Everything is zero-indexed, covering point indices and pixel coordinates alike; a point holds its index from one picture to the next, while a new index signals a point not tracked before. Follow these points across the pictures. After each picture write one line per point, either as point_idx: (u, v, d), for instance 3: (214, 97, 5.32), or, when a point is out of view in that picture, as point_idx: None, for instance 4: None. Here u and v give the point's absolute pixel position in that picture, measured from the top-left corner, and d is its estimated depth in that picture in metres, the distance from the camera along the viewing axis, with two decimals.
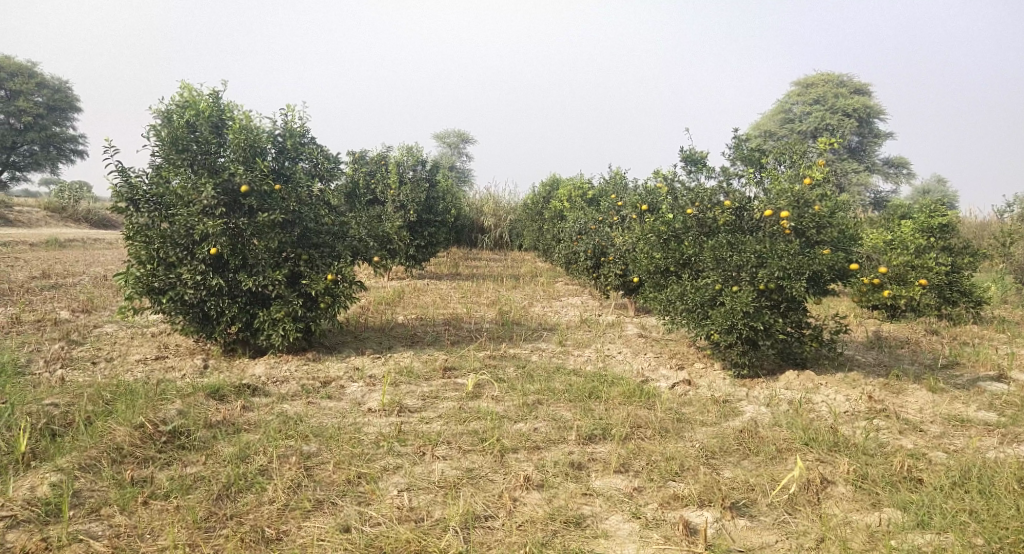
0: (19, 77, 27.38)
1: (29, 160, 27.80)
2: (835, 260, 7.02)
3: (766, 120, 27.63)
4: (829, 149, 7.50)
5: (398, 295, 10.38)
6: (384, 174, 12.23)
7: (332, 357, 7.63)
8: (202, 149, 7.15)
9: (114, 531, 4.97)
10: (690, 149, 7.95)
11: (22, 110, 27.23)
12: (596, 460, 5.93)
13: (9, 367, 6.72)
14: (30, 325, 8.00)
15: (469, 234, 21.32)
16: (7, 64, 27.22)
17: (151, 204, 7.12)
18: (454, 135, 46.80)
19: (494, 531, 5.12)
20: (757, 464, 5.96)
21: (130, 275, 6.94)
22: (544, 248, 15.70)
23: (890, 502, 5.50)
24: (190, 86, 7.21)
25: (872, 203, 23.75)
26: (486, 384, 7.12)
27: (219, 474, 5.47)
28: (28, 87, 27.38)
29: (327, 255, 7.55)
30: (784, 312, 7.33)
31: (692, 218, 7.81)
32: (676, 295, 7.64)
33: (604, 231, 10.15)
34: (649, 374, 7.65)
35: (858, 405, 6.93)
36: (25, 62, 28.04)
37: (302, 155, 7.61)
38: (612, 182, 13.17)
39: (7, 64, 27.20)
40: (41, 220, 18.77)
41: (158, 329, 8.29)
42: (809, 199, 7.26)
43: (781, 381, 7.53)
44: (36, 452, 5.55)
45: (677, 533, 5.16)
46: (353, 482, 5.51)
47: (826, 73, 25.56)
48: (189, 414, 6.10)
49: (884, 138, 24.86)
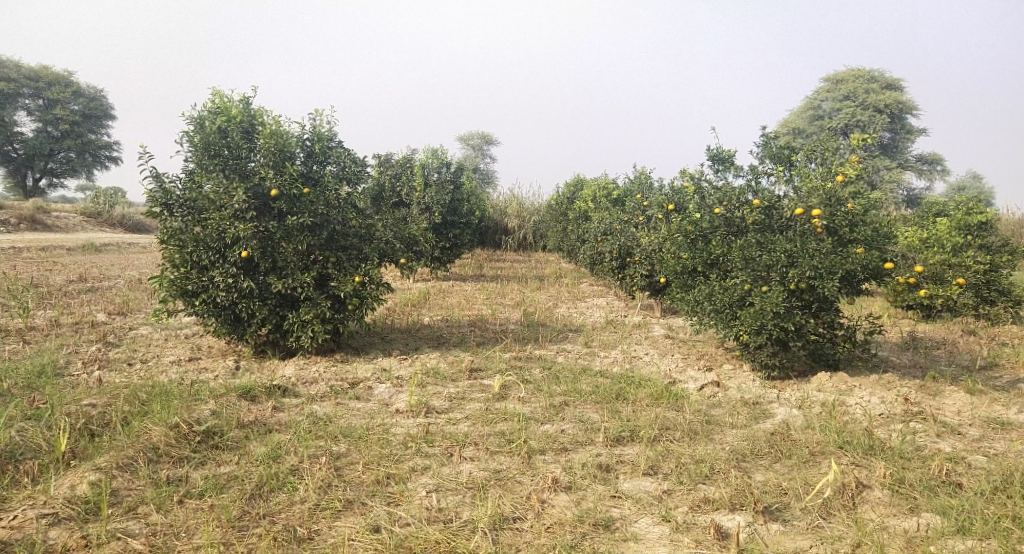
0: (56, 86, 27.92)
1: (66, 167, 28.42)
2: (869, 259, 6.92)
3: (795, 118, 27.30)
4: (861, 146, 7.39)
5: (424, 297, 10.41)
6: (410, 176, 12.29)
7: (360, 359, 7.67)
8: (234, 154, 7.22)
9: (151, 530, 5.03)
10: (717, 148, 7.87)
11: (60, 118, 27.80)
12: (625, 462, 5.91)
13: (49, 369, 6.85)
14: (68, 327, 8.15)
15: (493, 235, 21.38)
16: (46, 73, 27.85)
17: (184, 208, 7.22)
18: (478, 137, 47.07)
19: (523, 534, 5.11)
20: (789, 467, 5.89)
21: (164, 278, 7.03)
22: (568, 250, 15.69)
23: (928, 506, 5.41)
24: (221, 92, 7.28)
25: (906, 200, 23.36)
26: (513, 385, 7.11)
27: (251, 474, 5.53)
28: (66, 96, 27.94)
29: (354, 257, 7.59)
30: (815, 312, 7.26)
31: (720, 218, 7.73)
32: (704, 296, 7.57)
33: (629, 232, 10.08)
34: (678, 375, 7.59)
35: (893, 408, 6.82)
36: (62, 72, 28.65)
37: (331, 159, 7.64)
38: (637, 182, 13.12)
39: (45, 74, 27.82)
40: (78, 225, 19.16)
41: (191, 331, 8.40)
42: (842, 197, 7.17)
43: (813, 382, 7.43)
44: (75, 452, 5.64)
45: (709, 537, 5.12)
46: (382, 483, 5.54)
47: (857, 69, 25.20)
48: (222, 415, 6.18)
49: (918, 135, 24.46)
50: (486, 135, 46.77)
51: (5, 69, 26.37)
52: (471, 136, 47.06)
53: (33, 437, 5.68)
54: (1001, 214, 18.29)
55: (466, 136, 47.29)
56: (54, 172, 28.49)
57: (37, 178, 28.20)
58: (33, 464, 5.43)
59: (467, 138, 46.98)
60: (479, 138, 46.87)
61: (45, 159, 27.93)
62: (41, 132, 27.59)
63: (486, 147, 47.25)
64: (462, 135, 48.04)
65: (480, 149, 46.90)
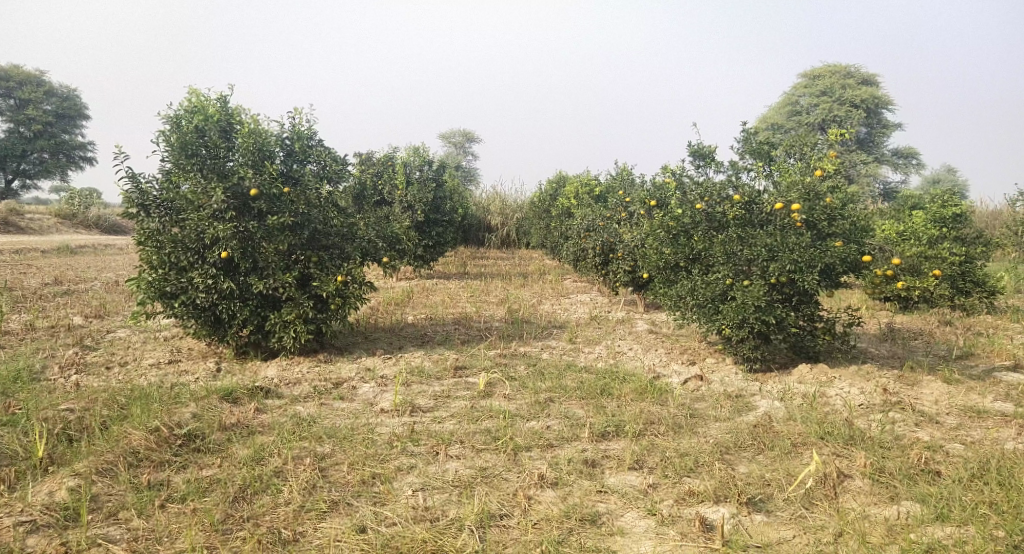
0: (28, 87, 27.52)
1: (39, 169, 27.87)
2: (848, 253, 7.00)
3: (773, 114, 27.45)
4: (839, 141, 7.47)
5: (407, 295, 10.38)
6: (391, 174, 12.23)
7: (344, 358, 7.63)
8: (211, 153, 7.15)
9: (132, 535, 4.99)
10: (698, 144, 7.91)
11: (33, 118, 27.39)
12: (610, 456, 5.93)
13: (24, 374, 6.77)
14: (45, 331, 8.05)
15: (475, 233, 21.35)
16: (18, 73, 27.44)
17: (161, 209, 7.14)
18: (455, 134, 46.89)
19: (509, 530, 5.13)
20: (772, 459, 5.95)
21: (142, 280, 6.96)
22: (551, 247, 15.70)
23: (908, 495, 5.48)
24: (198, 91, 7.21)
25: (882, 194, 23.62)
26: (497, 382, 7.11)
27: (234, 477, 5.50)
28: (38, 96, 27.53)
29: (336, 256, 7.54)
30: (796, 305, 7.33)
31: (701, 213, 7.76)
32: (687, 291, 7.63)
33: (612, 228, 10.08)
34: (661, 370, 7.63)
35: (873, 398, 6.90)
36: (35, 72, 28.26)
37: (311, 158, 7.59)
38: (618, 178, 13.15)
39: (17, 74, 27.40)
40: (53, 226, 18.91)
41: (171, 333, 8.32)
42: (820, 191, 7.23)
43: (794, 375, 7.49)
44: (54, 457, 5.58)
45: (694, 530, 5.16)
46: (368, 483, 5.52)
47: (833, 64, 25.39)
48: (204, 418, 6.14)
49: (894, 129, 24.72)
50: (465, 132, 46.74)
51: None
52: (450, 133, 47.03)
53: (10, 444, 5.62)
54: (978, 206, 18.47)
55: (444, 132, 47.15)
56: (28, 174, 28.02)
57: (10, 179, 27.81)
58: (10, 471, 5.36)
59: (446, 135, 46.88)
60: (458, 135, 46.69)
61: (17, 160, 27.52)
62: (13, 133, 27.18)
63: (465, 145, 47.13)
64: (441, 134, 47.73)
65: (459, 145, 46.79)
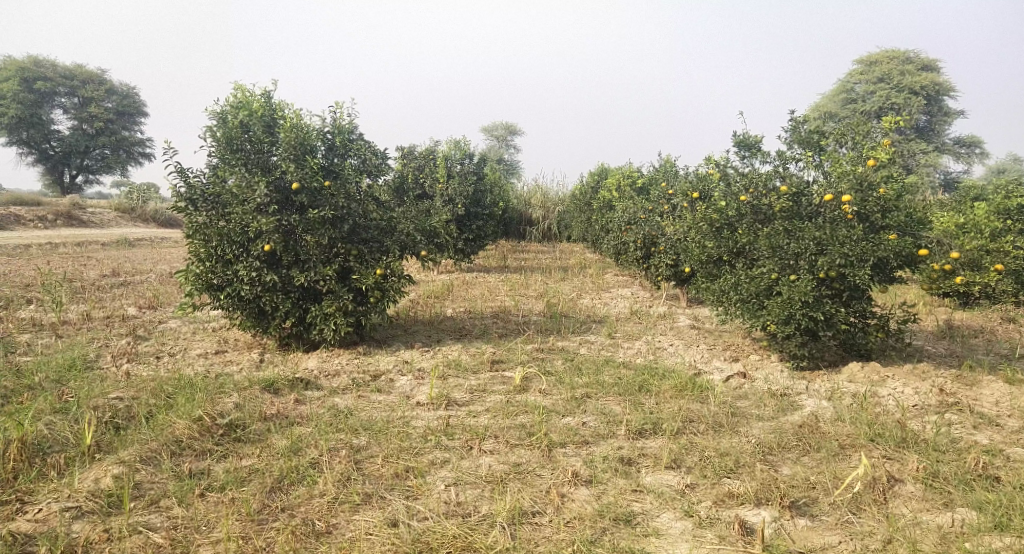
0: (90, 84, 28.38)
1: (101, 164, 29.12)
2: (902, 246, 6.73)
3: (827, 101, 26.63)
4: (894, 129, 7.18)
5: (448, 289, 10.38)
6: (432, 168, 12.25)
7: (383, 351, 7.67)
8: (255, 148, 7.25)
9: (172, 523, 5.07)
10: (743, 134, 7.69)
11: (94, 115, 28.31)
12: (646, 455, 5.82)
13: (79, 362, 6.97)
14: (100, 321, 8.29)
15: (517, 226, 21.29)
16: (81, 72, 28.34)
17: (208, 203, 7.24)
18: (500, 127, 46.80)
19: (542, 528, 5.07)
20: (817, 461, 5.76)
21: (189, 272, 7.10)
22: (593, 241, 15.57)
23: (963, 502, 5.25)
24: (243, 86, 7.31)
25: (944, 183, 22.72)
26: (534, 377, 7.05)
27: (273, 467, 5.56)
28: (98, 93, 28.42)
29: (376, 250, 7.59)
30: (847, 301, 7.08)
31: (745, 205, 7.58)
32: (730, 286, 7.48)
33: (654, 221, 9.87)
34: (703, 366, 7.47)
35: (928, 399, 6.62)
36: (95, 71, 29.16)
37: (351, 152, 7.63)
38: (661, 169, 12.93)
39: (79, 72, 28.31)
40: (113, 221, 19.48)
41: (219, 324, 8.48)
42: (873, 181, 6.95)
43: (844, 373, 7.24)
44: (101, 445, 5.73)
45: (732, 533, 5.02)
46: (402, 476, 5.53)
47: (890, 50, 24.36)
48: (246, 408, 6.24)
49: (956, 116, 23.75)
50: (508, 125, 46.74)
51: (40, 68, 26.88)
52: (494, 125, 46.98)
53: (61, 431, 5.78)
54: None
55: (490, 126, 46.96)
56: (90, 169, 29.16)
57: (74, 175, 28.83)
58: (60, 457, 5.50)
59: (491, 129, 46.77)
60: (501, 128, 46.64)
61: (80, 156, 28.48)
62: (76, 129, 28.14)
63: (510, 137, 46.99)
64: (486, 127, 47.62)
65: (505, 138, 46.68)
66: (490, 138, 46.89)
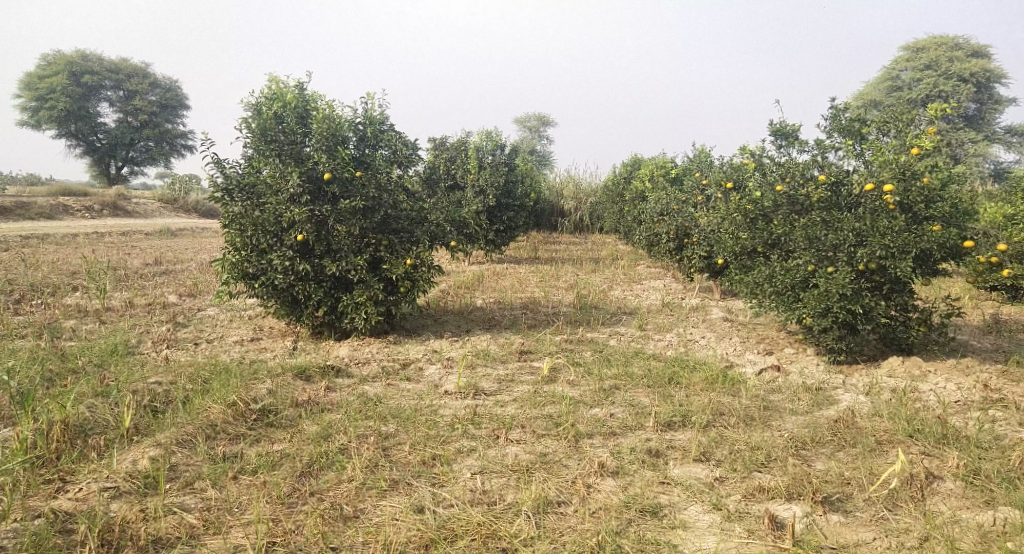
0: (136, 78, 29.00)
1: (145, 156, 29.79)
2: (947, 237, 6.53)
3: (871, 90, 26.01)
4: (940, 116, 6.96)
5: (479, 280, 10.37)
6: (464, 159, 12.27)
7: (413, 341, 7.70)
8: (289, 139, 7.31)
9: (206, 505, 5.12)
10: (781, 123, 7.53)
11: (138, 109, 28.92)
12: (675, 447, 5.74)
13: (120, 347, 7.11)
14: (140, 308, 8.45)
15: (549, 218, 21.24)
16: (125, 66, 28.94)
17: (244, 193, 7.33)
18: (536, 119, 46.66)
19: (567, 518, 5.03)
20: (853, 456, 5.62)
21: (225, 261, 7.21)
22: (626, 232, 15.46)
23: (1005, 500, 5.08)
24: (276, 77, 7.39)
25: (993, 174, 22.05)
26: (563, 368, 7.02)
27: (302, 452, 5.61)
28: (143, 87, 29.00)
29: (406, 240, 7.62)
30: (886, 294, 6.91)
31: (782, 196, 7.39)
32: (765, 278, 7.33)
33: (687, 211, 9.75)
34: (736, 359, 7.36)
35: (970, 395, 6.43)
36: (140, 65, 29.75)
37: (382, 143, 7.67)
38: (696, 160, 12.77)
39: (124, 67, 28.91)
40: (155, 211, 19.88)
41: (254, 312, 8.60)
42: (917, 170, 6.76)
43: (883, 367, 7.06)
44: (139, 427, 5.82)
45: (763, 527, 4.93)
46: (428, 464, 5.54)
47: (939, 36, 23.72)
48: (278, 394, 6.31)
49: (1007, 105, 23.02)
50: (544, 117, 46.60)
51: (86, 62, 27.50)
52: (529, 117, 46.89)
53: (101, 413, 5.88)
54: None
55: (525, 118, 46.87)
56: (135, 161, 29.85)
57: (119, 167, 29.50)
58: (100, 439, 5.59)
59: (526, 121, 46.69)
60: (536, 120, 46.49)
61: (125, 149, 29.12)
62: (121, 123, 28.78)
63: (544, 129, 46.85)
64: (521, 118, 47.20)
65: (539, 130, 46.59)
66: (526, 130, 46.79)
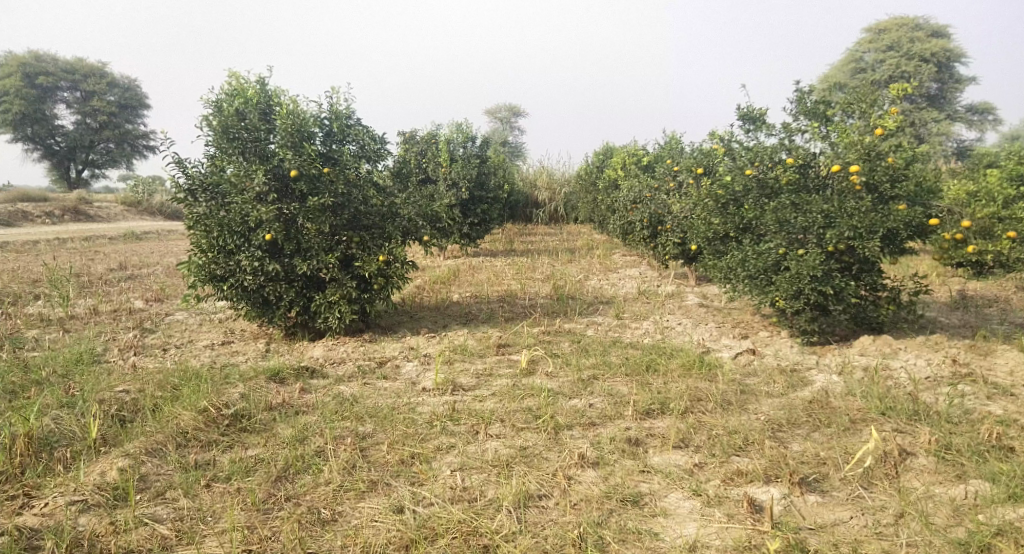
0: (93, 78, 28.43)
1: (106, 158, 29.27)
2: (913, 216, 6.59)
3: (835, 71, 26.22)
4: (903, 96, 7.00)
5: (453, 274, 10.31)
6: (435, 152, 12.18)
7: (388, 338, 7.64)
8: (252, 136, 7.19)
9: (178, 515, 5.04)
10: (748, 107, 7.55)
11: (97, 109, 28.38)
12: (654, 435, 5.76)
13: (86, 356, 6.97)
14: (107, 315, 8.30)
15: (522, 209, 21.21)
16: (82, 66, 28.36)
17: (208, 193, 7.21)
18: (505, 109, 46.53)
19: (548, 511, 5.03)
20: (828, 436, 5.67)
21: (192, 264, 7.08)
22: (599, 221, 15.48)
23: (976, 473, 5.16)
24: (237, 74, 7.25)
25: (956, 152, 22.35)
26: (541, 360, 7.00)
27: (278, 456, 5.54)
28: (101, 87, 28.43)
29: (378, 236, 7.54)
30: (857, 275, 6.97)
31: (751, 180, 7.43)
32: (737, 262, 7.37)
33: (660, 198, 9.76)
34: (711, 344, 7.39)
35: (940, 371, 6.52)
36: (97, 65, 29.16)
37: (349, 138, 7.57)
38: (666, 146, 12.77)
39: (81, 67, 28.33)
40: (120, 214, 19.54)
41: (225, 315, 8.48)
42: (882, 150, 6.81)
43: (856, 347, 7.14)
44: (107, 438, 5.71)
45: (741, 511, 4.95)
46: (407, 463, 5.50)
47: (900, 17, 23.95)
48: (251, 398, 6.22)
49: (969, 83, 23.32)
50: (512, 107, 46.50)
51: (42, 64, 26.91)
52: (497, 107, 46.81)
53: (67, 425, 5.76)
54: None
55: (493, 109, 46.76)
56: (95, 163, 29.32)
57: (79, 169, 28.97)
58: (66, 452, 5.48)
59: (494, 112, 46.56)
60: (506, 110, 46.33)
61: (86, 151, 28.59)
62: (80, 124, 28.24)
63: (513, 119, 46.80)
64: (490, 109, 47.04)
65: (508, 120, 46.49)
66: (494, 121, 46.64)
